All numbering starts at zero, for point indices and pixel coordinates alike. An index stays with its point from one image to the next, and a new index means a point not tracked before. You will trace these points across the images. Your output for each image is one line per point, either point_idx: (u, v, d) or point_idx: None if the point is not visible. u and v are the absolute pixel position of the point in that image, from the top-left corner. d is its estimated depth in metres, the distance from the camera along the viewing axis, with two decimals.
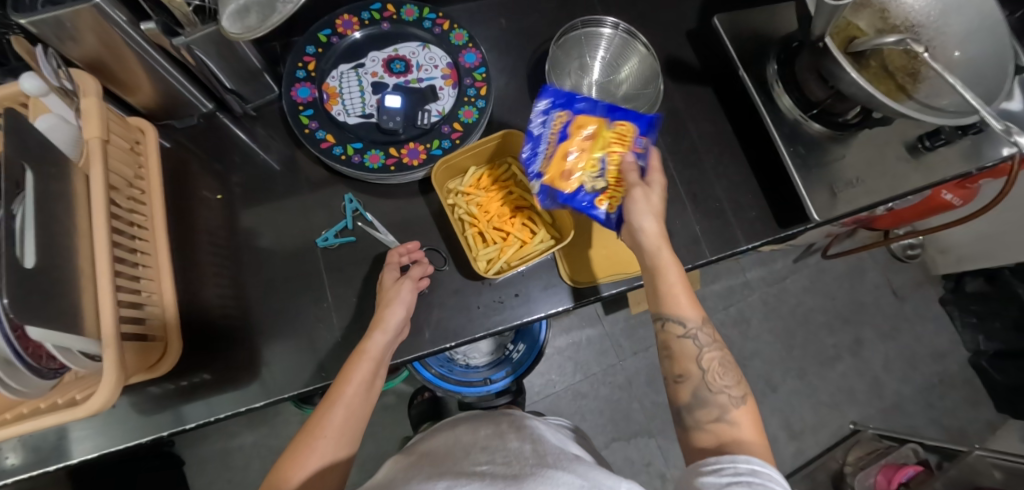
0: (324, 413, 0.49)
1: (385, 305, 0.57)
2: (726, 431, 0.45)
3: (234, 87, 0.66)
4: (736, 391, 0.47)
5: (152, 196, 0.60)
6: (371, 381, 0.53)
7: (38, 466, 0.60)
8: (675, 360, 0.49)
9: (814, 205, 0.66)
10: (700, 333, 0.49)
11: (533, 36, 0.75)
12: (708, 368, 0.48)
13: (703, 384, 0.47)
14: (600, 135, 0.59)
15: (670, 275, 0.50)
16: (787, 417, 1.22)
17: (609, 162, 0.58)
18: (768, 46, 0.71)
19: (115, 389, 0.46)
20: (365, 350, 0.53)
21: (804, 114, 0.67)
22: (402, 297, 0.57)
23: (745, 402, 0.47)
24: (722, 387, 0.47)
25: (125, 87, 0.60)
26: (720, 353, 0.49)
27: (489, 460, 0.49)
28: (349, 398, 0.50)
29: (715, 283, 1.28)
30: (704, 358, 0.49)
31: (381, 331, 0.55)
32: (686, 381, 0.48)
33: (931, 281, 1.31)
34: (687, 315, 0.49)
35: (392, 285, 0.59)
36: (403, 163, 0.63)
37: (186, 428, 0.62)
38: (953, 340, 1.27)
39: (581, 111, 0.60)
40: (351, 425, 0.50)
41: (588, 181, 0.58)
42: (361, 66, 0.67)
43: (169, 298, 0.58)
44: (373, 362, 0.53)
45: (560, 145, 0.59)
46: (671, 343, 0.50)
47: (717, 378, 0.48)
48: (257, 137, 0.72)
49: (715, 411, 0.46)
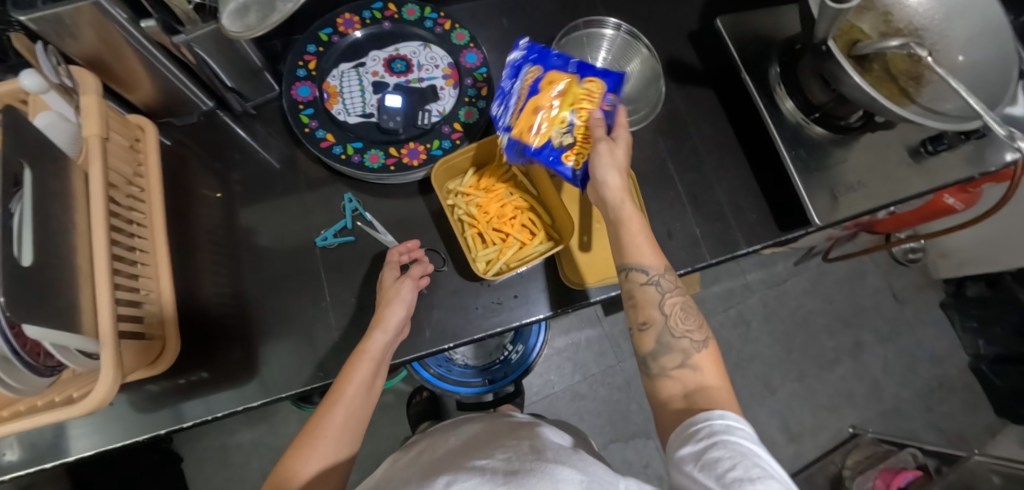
0: (323, 414, 0.49)
1: (385, 305, 0.57)
2: (690, 377, 0.45)
3: (234, 85, 0.66)
4: (698, 335, 0.47)
5: (151, 193, 0.60)
6: (371, 380, 0.52)
7: (36, 462, 0.60)
8: (638, 308, 0.48)
9: (815, 208, 0.66)
10: (662, 280, 0.48)
11: (535, 37, 0.75)
12: (671, 313, 0.47)
13: (666, 329, 0.47)
14: (570, 90, 0.57)
15: (633, 226, 0.49)
16: (786, 419, 1.22)
17: (577, 118, 0.56)
18: (770, 48, 0.71)
19: (113, 386, 0.46)
20: (365, 349, 0.53)
21: (806, 117, 0.67)
22: (403, 296, 0.57)
23: (707, 345, 0.47)
24: (684, 333, 0.47)
25: (124, 84, 0.60)
26: (682, 298, 0.48)
27: (490, 456, 0.48)
28: (349, 398, 0.50)
29: (715, 285, 1.28)
30: (666, 304, 0.48)
31: (381, 330, 0.55)
32: (651, 328, 0.47)
33: (931, 285, 1.31)
34: (649, 263, 0.48)
35: (391, 284, 0.59)
36: (403, 163, 0.63)
37: (184, 426, 0.62)
38: (953, 344, 1.27)
39: (553, 67, 0.58)
40: (352, 426, 0.50)
41: (557, 135, 0.56)
42: (362, 65, 0.66)
43: (167, 296, 0.58)
44: (374, 362, 0.53)
45: (531, 99, 0.57)
46: (635, 292, 0.48)
47: (680, 322, 0.47)
48: (257, 135, 0.72)
49: (678, 356, 0.46)
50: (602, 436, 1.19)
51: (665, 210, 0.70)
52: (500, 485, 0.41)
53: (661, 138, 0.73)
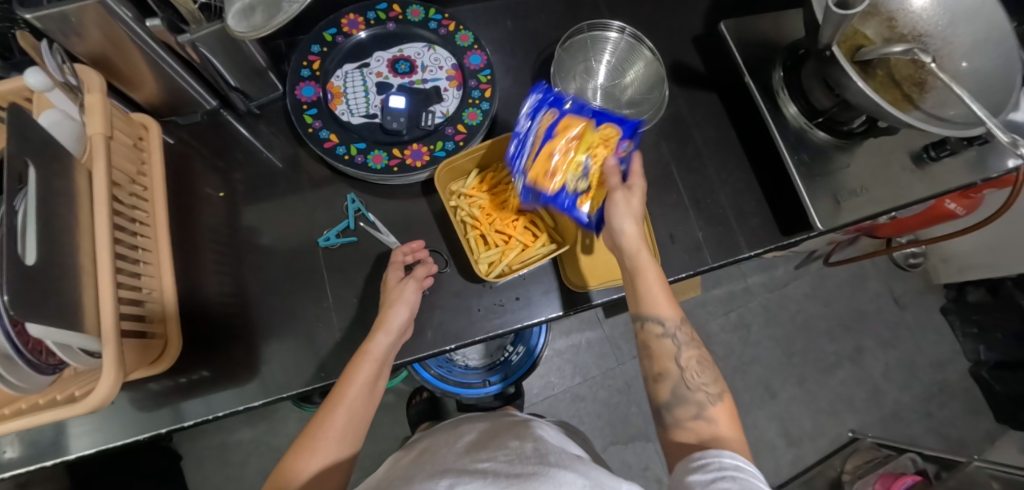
0: (325, 416, 0.49)
1: (388, 306, 0.57)
2: (704, 428, 0.45)
3: (238, 85, 0.66)
4: (713, 388, 0.47)
5: (154, 192, 0.60)
6: (374, 381, 0.52)
7: (35, 460, 0.60)
8: (654, 359, 0.49)
9: (818, 213, 0.65)
10: (678, 332, 0.49)
11: (540, 38, 0.75)
12: (686, 366, 0.48)
13: (681, 382, 0.48)
14: (586, 136, 0.58)
15: (649, 280, 0.50)
16: (786, 423, 1.21)
17: (593, 164, 0.58)
18: (774, 52, 0.71)
19: (115, 384, 0.46)
20: (368, 350, 0.53)
21: (809, 121, 0.67)
22: (406, 297, 0.57)
23: (722, 398, 0.47)
24: (699, 385, 0.47)
25: (129, 83, 0.60)
26: (697, 351, 0.49)
27: (492, 458, 0.48)
28: (352, 400, 0.50)
29: (716, 288, 1.28)
30: (682, 357, 0.49)
31: (385, 332, 0.55)
32: (666, 378, 0.48)
33: (932, 291, 1.31)
34: (664, 314, 0.49)
35: (394, 286, 0.58)
36: (406, 164, 0.63)
37: (185, 426, 0.62)
38: (954, 349, 1.27)
39: (568, 111, 0.59)
40: (353, 426, 0.50)
41: (571, 182, 0.57)
42: (366, 66, 0.66)
43: (168, 296, 0.58)
44: (376, 363, 0.53)
45: (546, 144, 0.57)
46: (651, 343, 0.49)
47: (695, 375, 0.48)
48: (261, 135, 0.72)
49: (693, 408, 0.46)
50: (602, 439, 1.19)
51: (667, 213, 0.70)
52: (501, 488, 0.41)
53: (663, 141, 0.73)
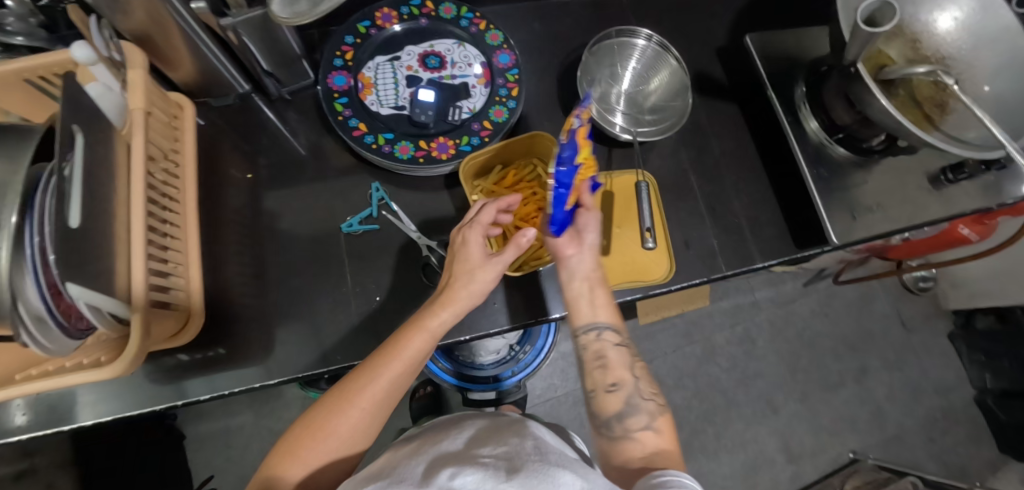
0: (364, 383, 0.48)
1: (459, 278, 0.54)
2: (652, 439, 0.47)
3: (271, 69, 0.67)
4: (659, 400, 0.51)
5: (185, 168, 0.61)
6: (419, 357, 0.51)
7: (51, 425, 0.60)
8: (610, 369, 0.51)
9: (834, 228, 0.66)
10: (626, 346, 0.54)
11: (567, 41, 0.76)
12: (637, 377, 0.52)
13: (635, 391, 0.50)
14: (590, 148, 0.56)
15: (600, 296, 0.55)
16: (787, 440, 1.21)
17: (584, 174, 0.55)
18: (797, 68, 0.72)
19: (138, 352, 0.47)
20: (426, 325, 0.51)
21: (829, 137, 0.69)
22: (484, 277, 0.54)
23: (665, 411, 0.50)
24: (649, 397, 0.50)
25: (168, 62, 0.61)
26: (642, 365, 0.53)
27: (492, 452, 0.46)
28: (393, 376, 0.48)
29: (724, 300, 1.28)
30: (635, 368, 0.52)
31: (449, 310, 0.52)
32: (621, 389, 0.50)
33: (939, 315, 1.31)
34: (616, 325, 0.54)
35: (481, 254, 0.55)
36: (432, 156, 0.64)
37: (200, 400, 0.62)
38: (959, 376, 1.27)
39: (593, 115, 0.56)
40: (388, 400, 0.49)
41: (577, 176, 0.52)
42: (397, 59, 0.68)
43: (193, 272, 0.58)
44: (431, 338, 0.51)
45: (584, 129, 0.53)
46: (608, 352, 0.52)
47: (645, 386, 0.51)
48: (289, 121, 0.74)
49: (644, 419, 0.48)
50: (591, 435, 1.25)
51: (684, 218, 0.71)
52: (503, 482, 0.38)
53: (683, 149, 0.74)
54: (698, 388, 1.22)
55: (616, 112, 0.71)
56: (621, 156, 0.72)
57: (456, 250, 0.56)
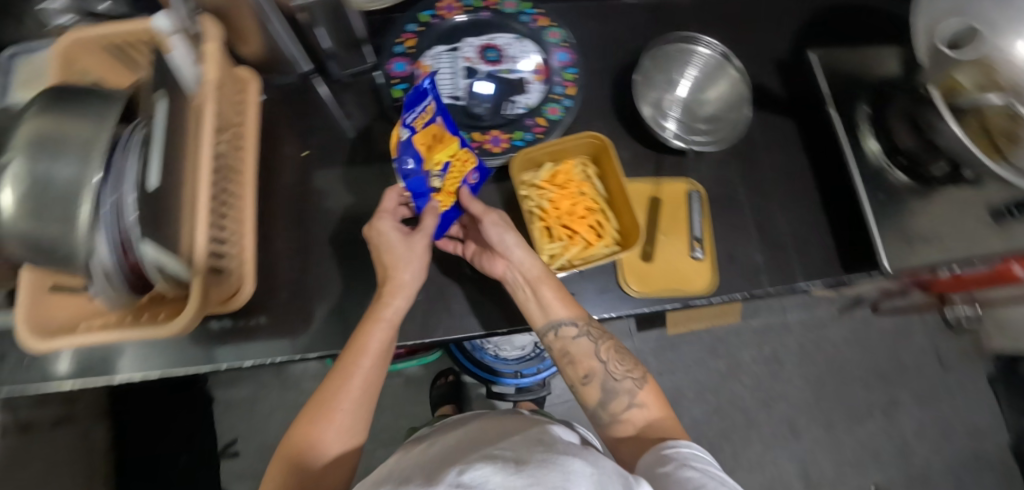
0: (339, 384, 0.51)
1: (392, 269, 0.56)
2: (639, 415, 0.52)
3: (334, 52, 0.69)
4: (636, 373, 0.55)
5: (247, 143, 0.63)
6: (384, 349, 0.54)
7: (104, 375, 0.63)
8: (577, 363, 0.55)
9: (888, 254, 0.64)
10: (589, 329, 0.56)
11: (625, 43, 0.75)
12: (607, 359, 0.55)
13: (608, 375, 0.54)
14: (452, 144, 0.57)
15: (546, 285, 0.56)
16: (806, 466, 1.18)
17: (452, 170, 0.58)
18: (859, 87, 0.70)
19: (195, 313, 0.49)
20: (380, 315, 0.54)
21: (889, 160, 0.67)
22: (418, 252, 0.57)
23: (646, 381, 0.55)
24: (625, 374, 0.54)
25: (238, 36, 0.63)
26: (611, 342, 0.56)
27: (502, 450, 0.46)
28: (366, 370, 0.52)
29: (754, 318, 1.26)
30: (602, 351, 0.55)
31: (401, 297, 0.56)
32: (594, 378, 0.54)
33: (979, 356, 1.26)
34: (574, 317, 0.56)
35: (399, 236, 0.56)
36: (485, 148, 0.65)
37: (243, 365, 0.64)
38: (995, 419, 1.22)
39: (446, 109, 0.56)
40: (369, 391, 0.52)
41: (433, 175, 0.56)
42: (457, 50, 0.68)
43: (247, 241, 0.60)
44: (389, 327, 0.54)
45: (430, 130, 0.54)
46: (571, 347, 0.55)
47: (617, 365, 0.55)
48: (344, 102, 0.75)
49: (625, 399, 0.53)
50: None
51: (730, 231, 0.69)
52: (513, 473, 0.38)
53: (734, 161, 0.72)
54: (719, 404, 1.20)
55: (669, 118, 0.70)
56: (671, 163, 0.71)
57: (375, 245, 0.57)
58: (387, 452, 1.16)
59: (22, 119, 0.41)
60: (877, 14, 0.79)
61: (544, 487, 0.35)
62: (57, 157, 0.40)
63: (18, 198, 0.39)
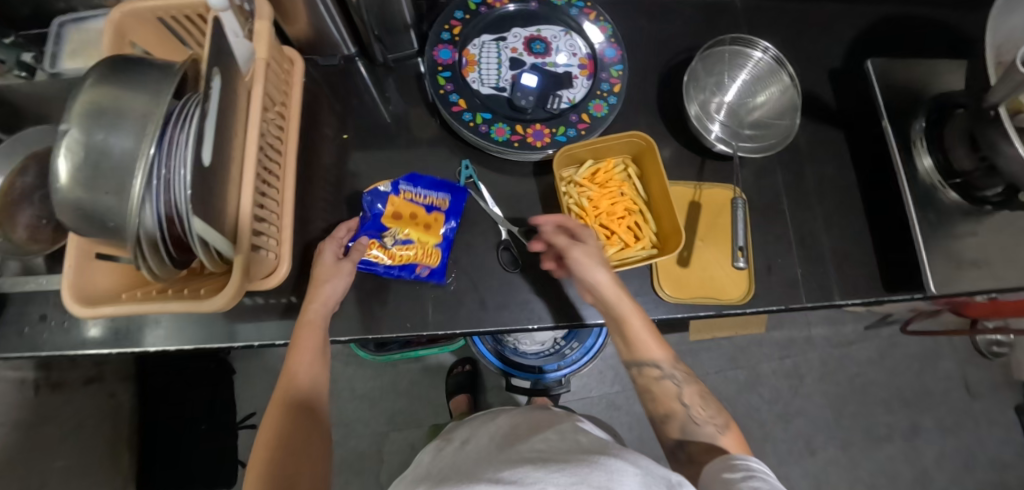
0: (284, 384, 0.53)
1: (319, 283, 0.57)
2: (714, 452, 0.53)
3: (380, 36, 0.68)
4: (720, 419, 0.55)
5: (290, 122, 0.63)
6: (321, 345, 0.56)
7: (138, 344, 0.65)
8: (659, 401, 0.56)
9: (934, 277, 0.62)
10: (675, 371, 0.56)
11: (675, 43, 0.73)
12: (689, 403, 0.55)
13: (689, 419, 0.55)
14: (428, 236, 0.62)
15: (636, 323, 0.56)
16: (819, 484, 1.17)
17: (408, 249, 0.61)
18: (918, 102, 0.68)
19: (237, 288, 0.50)
20: (306, 318, 0.55)
21: (944, 180, 0.65)
22: (342, 273, 0.57)
23: (729, 427, 0.54)
24: (708, 419, 0.54)
25: (287, 15, 0.63)
26: (695, 386, 0.56)
27: (540, 445, 0.47)
28: (305, 366, 0.54)
29: (777, 330, 1.24)
30: (684, 394, 0.56)
31: (320, 302, 0.56)
32: (674, 418, 0.55)
33: (1009, 387, 1.22)
34: (659, 358, 0.56)
35: (333, 260, 0.58)
36: (527, 142, 0.64)
37: (274, 344, 0.65)
38: (1019, 452, 1.19)
39: (451, 213, 0.63)
40: (314, 385, 0.54)
41: (390, 235, 0.61)
42: (503, 40, 0.67)
43: (286, 221, 0.60)
44: (318, 327, 0.56)
45: (417, 212, 0.62)
46: (653, 386, 0.56)
47: (700, 410, 0.55)
48: (385, 88, 0.74)
49: (706, 442, 0.53)
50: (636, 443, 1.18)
51: (769, 242, 0.68)
52: (553, 469, 0.40)
53: (779, 170, 0.71)
54: (735, 415, 1.19)
55: (715, 121, 0.69)
56: (714, 168, 0.69)
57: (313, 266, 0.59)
58: (400, 437, 1.18)
59: (76, 89, 0.42)
60: (940, 26, 0.76)
61: (588, 486, 0.37)
62: (114, 128, 0.40)
63: (72, 169, 0.40)
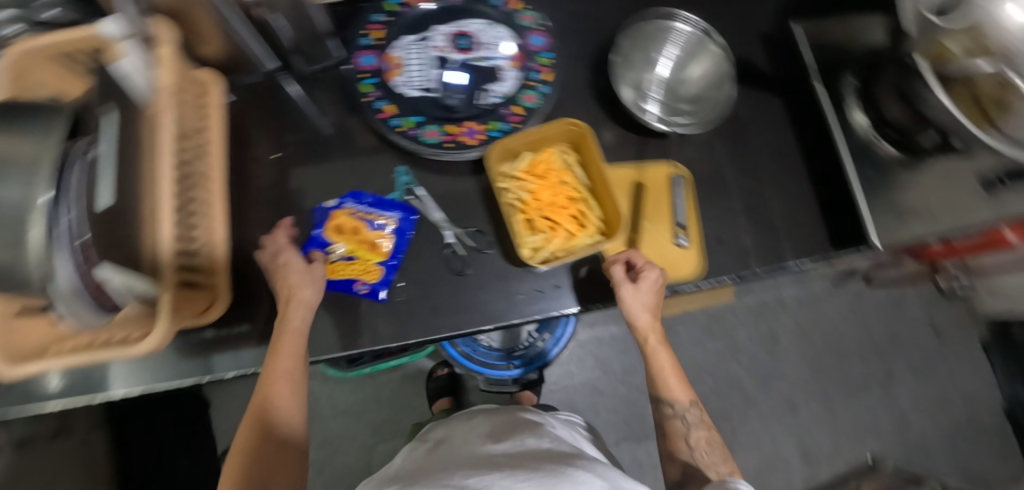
0: (268, 390, 0.53)
1: (296, 288, 0.56)
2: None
3: (300, 48, 0.66)
4: (724, 468, 0.57)
5: (213, 148, 0.61)
6: (300, 351, 0.55)
7: (83, 394, 0.61)
8: (668, 439, 0.60)
9: (877, 231, 0.63)
10: (688, 415, 0.60)
11: (605, 23, 0.72)
12: (696, 446, 0.58)
13: (692, 461, 0.57)
14: (369, 257, 0.61)
15: (662, 358, 0.62)
16: (804, 441, 1.19)
17: (353, 262, 0.61)
18: (847, 60, 0.68)
19: (167, 330, 0.48)
20: (289, 325, 0.55)
21: (876, 133, 0.66)
22: (314, 275, 0.58)
23: (732, 478, 0.56)
24: (710, 464, 0.57)
25: (197, 37, 0.60)
26: (707, 433, 0.59)
27: (510, 456, 0.51)
28: (287, 373, 0.53)
29: (749, 296, 1.25)
30: (693, 437, 0.59)
31: (302, 307, 0.56)
32: (678, 457, 0.58)
33: (975, 324, 1.26)
34: (677, 400, 0.60)
35: (302, 264, 0.58)
36: (459, 141, 0.63)
37: (225, 378, 0.63)
38: (989, 386, 1.23)
39: (399, 237, 0.62)
40: (296, 390, 0.55)
41: (336, 247, 0.61)
42: (426, 39, 0.65)
43: (219, 250, 0.58)
44: (300, 335, 0.55)
45: (364, 229, 0.62)
46: (664, 423, 0.61)
47: (705, 454, 0.58)
48: (315, 100, 0.72)
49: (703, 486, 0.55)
50: (620, 423, 1.19)
51: (718, 214, 0.68)
52: (520, 479, 0.43)
53: (720, 141, 0.70)
54: (717, 384, 1.21)
55: (650, 99, 0.68)
56: (655, 146, 0.69)
57: (278, 272, 0.58)
58: (387, 447, 1.17)
59: None
60: None
61: None
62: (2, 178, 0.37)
63: None
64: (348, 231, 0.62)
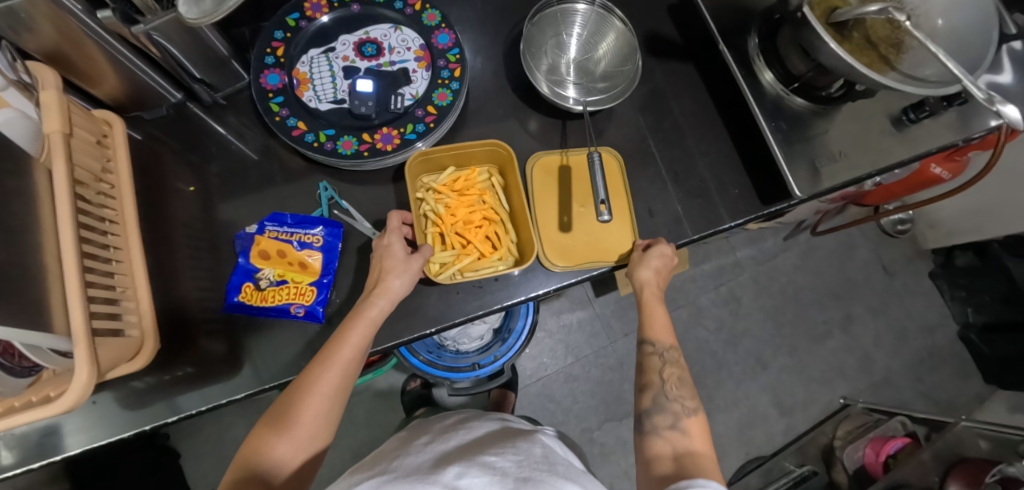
0: (319, 371, 0.52)
1: (388, 272, 0.56)
2: (678, 439, 0.51)
3: (202, 76, 0.64)
4: (690, 403, 0.54)
5: (122, 190, 0.59)
6: (365, 344, 0.55)
7: (23, 463, 0.58)
8: (642, 373, 0.57)
9: (796, 182, 0.64)
10: (667, 352, 0.58)
11: (511, 14, 0.72)
12: (667, 379, 0.56)
13: (662, 392, 0.55)
14: (300, 280, 0.62)
15: (659, 316, 0.60)
16: (778, 394, 1.22)
17: (283, 286, 0.62)
18: (749, 18, 0.69)
19: (88, 387, 0.46)
20: (365, 314, 0.54)
21: (786, 88, 0.66)
22: (409, 268, 0.57)
23: (696, 413, 0.53)
24: (677, 398, 0.54)
25: (87, 78, 0.58)
26: (680, 371, 0.57)
27: (500, 452, 0.47)
28: (344, 360, 0.53)
29: (705, 263, 1.28)
30: (666, 371, 0.57)
31: (385, 298, 0.55)
32: (649, 389, 0.56)
33: (921, 257, 1.31)
34: (659, 337, 0.58)
35: (403, 253, 0.58)
36: (377, 148, 0.62)
37: (170, 421, 0.61)
38: (942, 314, 1.28)
39: (328, 257, 0.62)
40: (345, 383, 0.53)
41: (263, 275, 0.62)
42: (332, 50, 0.65)
43: (143, 293, 0.57)
44: (372, 325, 0.55)
45: (285, 253, 0.62)
46: (642, 359, 0.58)
47: (675, 388, 0.55)
48: (230, 126, 0.70)
49: (670, 418, 0.52)
50: (599, 405, 1.20)
51: (646, 186, 0.69)
52: None
53: (640, 115, 0.71)
54: (687, 353, 1.23)
55: (566, 82, 0.68)
56: (575, 128, 0.70)
57: (380, 253, 0.58)
58: None
59: None
60: None
61: None
62: None
63: None
64: (269, 257, 0.62)
